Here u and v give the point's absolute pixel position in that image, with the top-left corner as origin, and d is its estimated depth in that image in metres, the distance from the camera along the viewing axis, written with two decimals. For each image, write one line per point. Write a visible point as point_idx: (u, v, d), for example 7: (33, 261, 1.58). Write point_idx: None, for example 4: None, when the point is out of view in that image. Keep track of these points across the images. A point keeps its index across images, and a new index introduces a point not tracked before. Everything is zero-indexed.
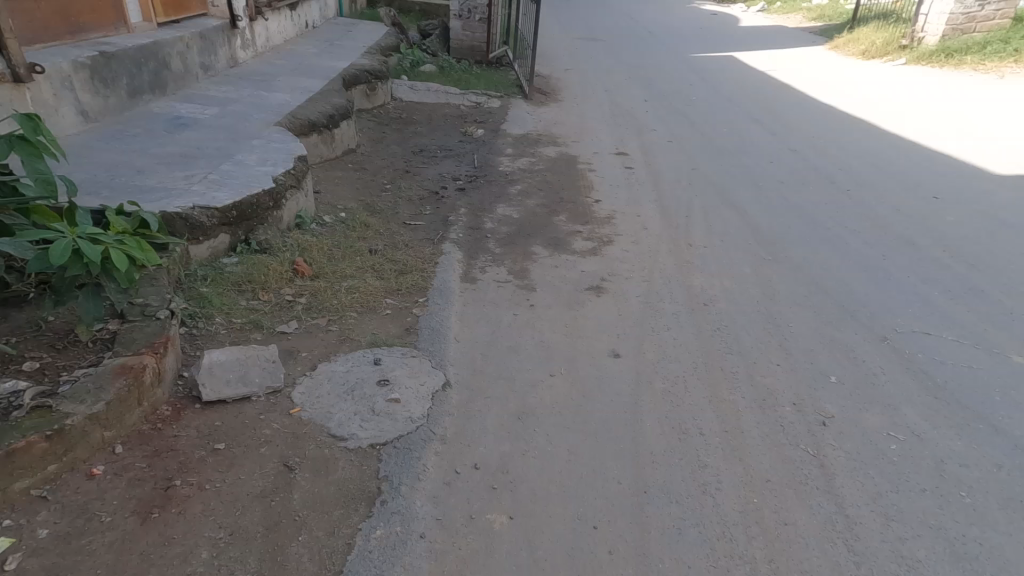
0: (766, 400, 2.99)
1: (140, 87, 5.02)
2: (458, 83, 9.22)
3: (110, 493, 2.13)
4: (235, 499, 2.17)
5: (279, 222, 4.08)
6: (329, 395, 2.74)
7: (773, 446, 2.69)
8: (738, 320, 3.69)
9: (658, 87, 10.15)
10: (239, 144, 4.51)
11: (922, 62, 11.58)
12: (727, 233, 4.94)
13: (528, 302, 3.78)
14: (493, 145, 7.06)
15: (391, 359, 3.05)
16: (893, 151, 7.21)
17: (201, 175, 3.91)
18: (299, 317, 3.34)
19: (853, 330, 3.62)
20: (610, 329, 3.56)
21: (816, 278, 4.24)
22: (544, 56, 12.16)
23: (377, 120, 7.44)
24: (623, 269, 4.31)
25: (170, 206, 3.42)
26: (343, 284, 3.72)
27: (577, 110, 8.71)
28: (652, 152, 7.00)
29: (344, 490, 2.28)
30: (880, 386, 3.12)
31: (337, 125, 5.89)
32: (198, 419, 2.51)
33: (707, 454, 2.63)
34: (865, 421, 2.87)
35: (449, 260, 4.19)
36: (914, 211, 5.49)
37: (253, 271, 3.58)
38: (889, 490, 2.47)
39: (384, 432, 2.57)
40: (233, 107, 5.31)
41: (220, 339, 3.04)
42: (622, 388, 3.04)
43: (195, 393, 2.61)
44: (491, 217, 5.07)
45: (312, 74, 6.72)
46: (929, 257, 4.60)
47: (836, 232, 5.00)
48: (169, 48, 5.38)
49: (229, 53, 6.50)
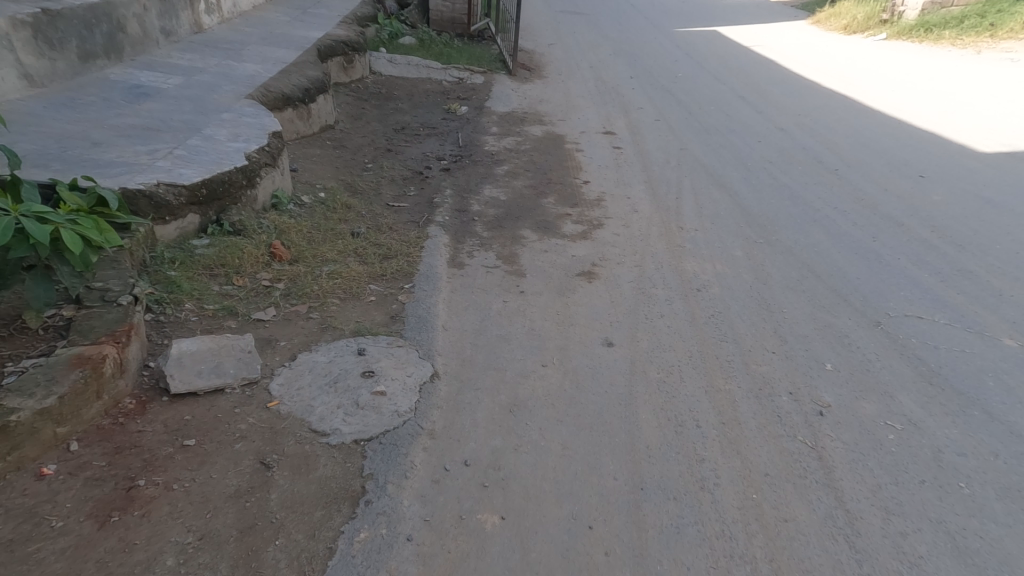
0: (761, 389, 2.92)
1: (93, 51, 4.69)
2: (439, 57, 8.90)
3: (64, 495, 1.92)
4: (205, 500, 1.99)
5: (254, 203, 3.85)
6: (311, 387, 2.59)
7: (770, 437, 2.63)
8: (732, 307, 3.61)
9: (644, 64, 9.95)
10: (208, 117, 4.25)
11: (902, 36, 11.60)
12: (717, 215, 4.85)
13: (518, 289, 3.65)
14: (478, 123, 6.83)
15: (375, 349, 2.90)
16: (879, 129, 7.16)
17: (166, 150, 3.66)
18: (278, 304, 3.16)
19: (847, 315, 3.57)
20: (603, 316, 3.45)
21: (808, 261, 4.19)
22: (528, 30, 11.82)
23: (356, 95, 7.15)
24: (614, 253, 4.19)
25: (131, 183, 3.19)
26: (324, 268, 3.55)
27: (563, 86, 8.51)
28: (640, 131, 6.85)
29: (326, 490, 2.13)
30: (876, 374, 3.07)
31: (313, 100, 5.62)
32: (165, 413, 2.29)
33: (704, 447, 2.55)
34: (863, 410, 2.82)
35: (435, 243, 4.04)
36: (901, 190, 5.47)
37: (226, 254, 3.38)
38: (889, 482, 2.42)
39: (368, 427, 2.43)
40: (199, 77, 5.00)
41: (189, 327, 2.84)
42: (617, 379, 2.94)
43: (162, 384, 2.39)
44: (477, 198, 4.90)
45: (284, 43, 6.39)
46: (920, 238, 4.57)
47: (825, 214, 4.94)
48: (125, 11, 5.03)
49: (193, 18, 6.12)
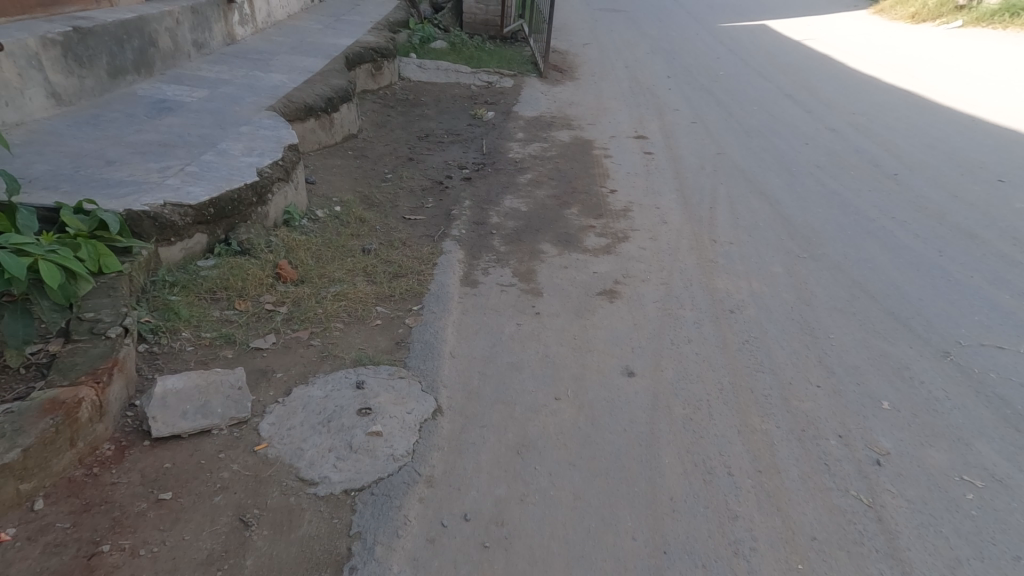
0: (804, 430, 2.57)
1: (122, 66, 4.66)
2: (469, 60, 8.70)
3: (19, 565, 1.77)
4: (174, 568, 1.82)
5: (264, 220, 3.72)
6: (302, 427, 2.40)
7: (818, 492, 2.28)
8: (770, 331, 3.25)
9: (682, 62, 9.52)
10: (225, 131, 4.16)
11: (982, 23, 10.83)
12: (755, 226, 4.46)
13: (533, 309, 3.39)
14: (504, 129, 6.59)
15: (376, 381, 2.69)
16: (948, 128, 6.58)
17: (178, 167, 3.56)
18: (278, 330, 3.00)
19: (907, 343, 3.16)
20: (624, 341, 3.15)
21: (859, 278, 3.77)
22: (562, 29, 11.50)
23: (382, 102, 7.03)
24: (639, 269, 3.88)
25: (136, 203, 3.06)
26: (330, 289, 3.37)
27: (594, 88, 8.19)
28: (674, 134, 6.48)
29: (307, 552, 1.93)
30: (944, 415, 2.67)
31: (336, 109, 5.49)
32: (143, 461, 2.14)
33: (738, 501, 2.23)
34: (929, 460, 2.43)
35: (449, 260, 3.81)
36: (973, 197, 4.94)
37: (229, 276, 3.24)
38: (971, 557, 2.05)
39: (361, 474, 2.22)
40: (224, 89, 4.94)
41: (184, 358, 2.70)
42: (637, 415, 2.64)
43: (145, 427, 2.25)
44: (497, 210, 4.66)
45: (312, 52, 6.30)
46: (999, 254, 4.09)
47: (879, 224, 4.49)
48: (157, 25, 5.00)
49: (226, 30, 6.11)
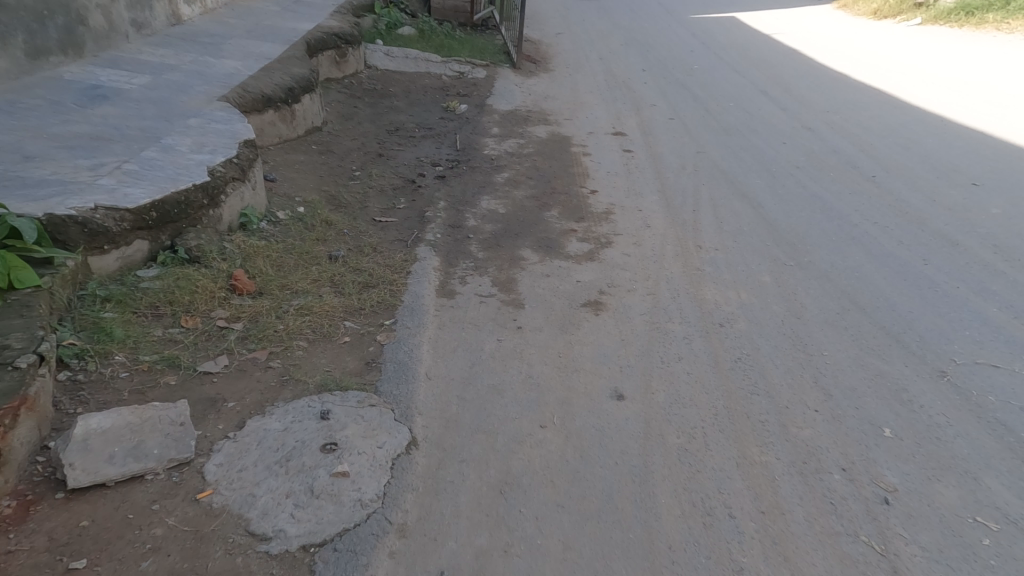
0: (807, 462, 2.40)
1: (44, 47, 4.20)
2: (440, 49, 8.33)
3: None
4: None
5: (218, 223, 3.35)
6: (256, 468, 2.10)
7: (826, 536, 2.10)
8: (762, 348, 3.07)
9: (657, 55, 9.35)
10: (171, 123, 3.77)
11: (939, 21, 10.99)
12: (739, 232, 4.30)
13: (514, 324, 3.13)
14: (478, 123, 6.29)
15: (343, 410, 2.39)
16: (919, 128, 6.59)
17: (114, 165, 3.18)
18: (231, 351, 2.67)
19: (903, 361, 3.03)
20: (612, 360, 2.93)
21: (848, 289, 3.64)
22: (534, 18, 11.18)
23: (348, 91, 6.63)
24: (624, 277, 3.67)
25: (60, 207, 2.68)
26: (292, 302, 3.05)
27: (570, 81, 7.94)
28: (653, 131, 6.28)
29: None
30: (948, 445, 2.53)
31: (298, 100, 5.11)
32: (54, 520, 1.83)
33: (743, 550, 2.03)
34: (939, 498, 2.28)
35: (423, 267, 3.53)
36: (951, 201, 4.90)
37: (175, 289, 2.88)
38: None
39: (322, 525, 1.94)
40: (169, 76, 4.52)
41: (116, 387, 2.36)
42: (630, 446, 2.42)
43: (59, 476, 1.94)
44: (473, 211, 4.38)
45: (269, 37, 5.87)
46: (982, 262, 4.03)
47: (862, 229, 4.39)
48: (88, 2, 4.53)
49: (171, 9, 5.62)
